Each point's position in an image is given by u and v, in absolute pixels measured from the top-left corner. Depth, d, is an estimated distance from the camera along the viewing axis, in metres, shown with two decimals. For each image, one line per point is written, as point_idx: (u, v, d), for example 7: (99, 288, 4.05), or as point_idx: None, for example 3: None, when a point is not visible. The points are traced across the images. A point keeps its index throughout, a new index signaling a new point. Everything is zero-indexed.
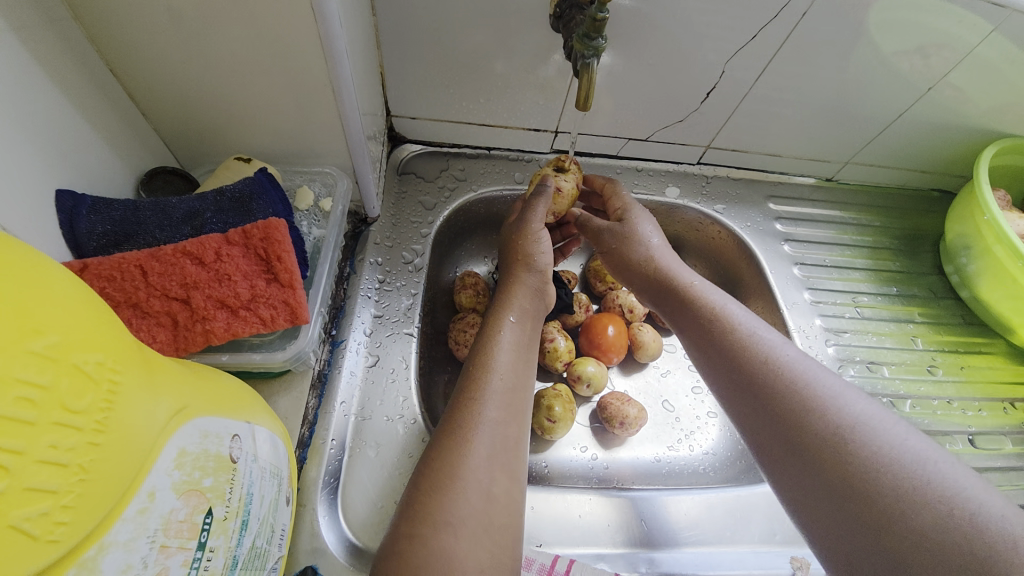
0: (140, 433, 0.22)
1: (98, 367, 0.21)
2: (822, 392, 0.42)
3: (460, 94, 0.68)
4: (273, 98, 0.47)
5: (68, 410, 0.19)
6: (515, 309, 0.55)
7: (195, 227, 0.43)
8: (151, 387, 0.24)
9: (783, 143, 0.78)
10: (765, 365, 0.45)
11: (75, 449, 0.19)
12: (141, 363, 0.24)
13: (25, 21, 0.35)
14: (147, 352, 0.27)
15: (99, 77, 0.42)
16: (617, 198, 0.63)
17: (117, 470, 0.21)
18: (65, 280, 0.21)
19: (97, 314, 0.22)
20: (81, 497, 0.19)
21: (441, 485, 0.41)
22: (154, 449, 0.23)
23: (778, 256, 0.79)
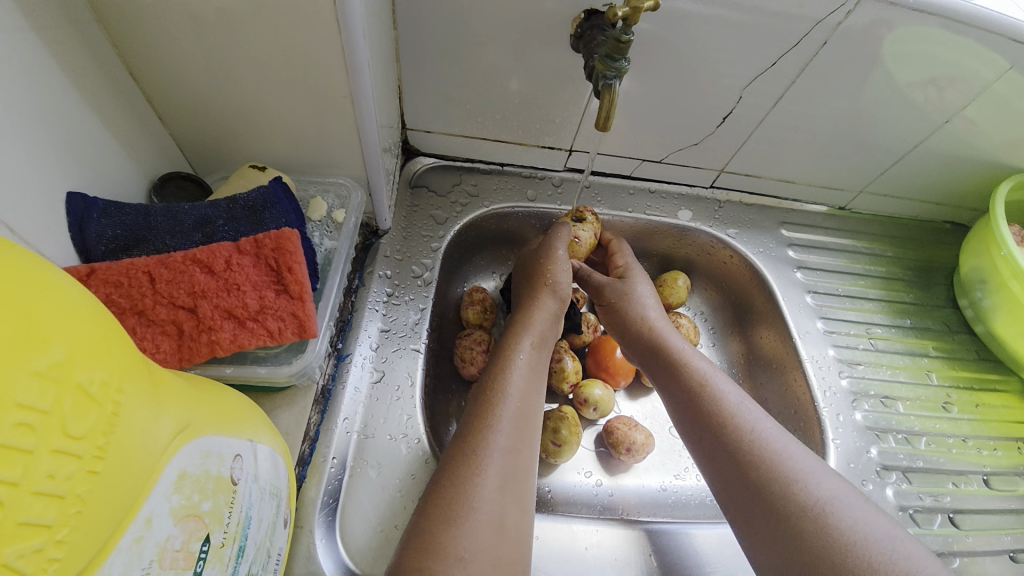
0: (142, 458, 0.21)
1: (102, 388, 0.20)
2: (795, 469, 0.43)
3: (476, 109, 0.68)
4: (291, 107, 0.47)
5: (69, 435, 0.18)
6: (533, 333, 0.54)
7: (206, 234, 0.42)
8: (156, 407, 0.23)
9: (797, 169, 0.77)
10: (745, 443, 0.46)
11: (72, 477, 0.18)
12: (147, 380, 0.23)
13: (46, 22, 0.34)
14: (152, 365, 0.26)
15: (119, 81, 0.42)
16: (621, 255, 0.65)
17: (114, 499, 0.20)
18: (74, 289, 0.20)
19: (106, 326, 0.21)
20: (76, 530, 0.18)
21: (451, 515, 0.41)
22: (154, 473, 0.22)
23: (791, 283, 0.78)
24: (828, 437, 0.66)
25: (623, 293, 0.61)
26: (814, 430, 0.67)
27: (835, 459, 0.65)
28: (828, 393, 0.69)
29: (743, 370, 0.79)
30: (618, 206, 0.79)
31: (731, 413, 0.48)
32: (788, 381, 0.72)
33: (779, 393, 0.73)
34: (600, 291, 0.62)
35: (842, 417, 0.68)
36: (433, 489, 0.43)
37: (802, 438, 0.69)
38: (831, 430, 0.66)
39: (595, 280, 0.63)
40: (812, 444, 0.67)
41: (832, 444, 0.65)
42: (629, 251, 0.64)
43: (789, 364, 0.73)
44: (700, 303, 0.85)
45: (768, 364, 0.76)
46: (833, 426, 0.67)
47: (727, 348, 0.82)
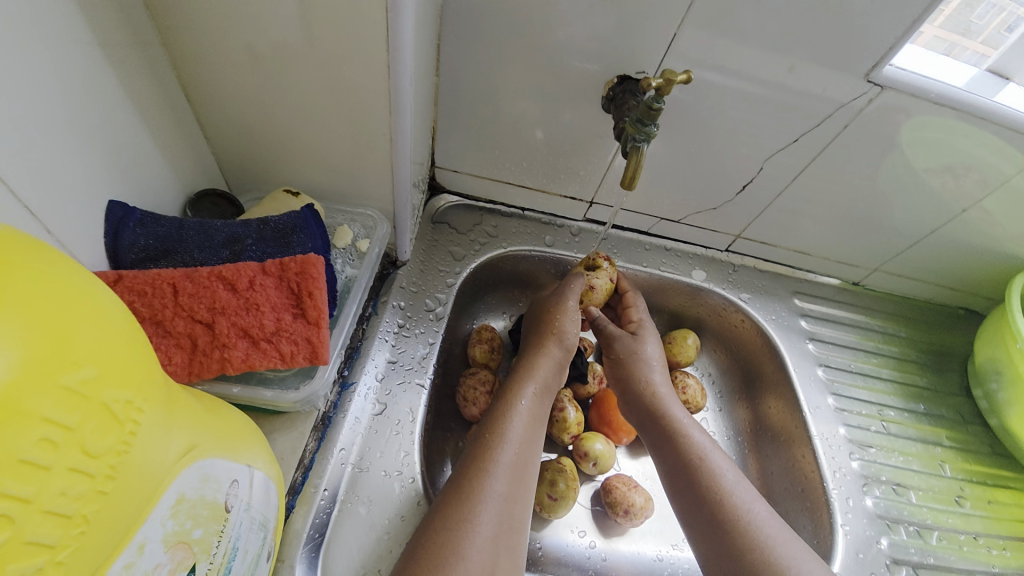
0: (148, 480, 0.21)
1: (124, 407, 0.20)
2: (786, 558, 0.45)
3: (505, 155, 0.70)
4: (331, 139, 0.49)
5: (85, 454, 0.18)
6: (536, 379, 0.53)
7: (234, 252, 0.43)
8: (169, 427, 0.23)
9: (813, 242, 0.78)
10: (735, 525, 0.48)
11: (83, 497, 0.18)
12: (164, 398, 0.23)
13: (116, 42, 0.36)
14: (168, 381, 0.26)
15: (173, 99, 0.44)
16: (635, 309, 0.64)
17: (118, 521, 0.20)
18: (112, 305, 0.21)
19: (136, 344, 0.21)
20: (76, 552, 0.18)
21: (440, 560, 0.39)
22: (156, 497, 0.22)
23: (802, 354, 0.77)
24: (836, 522, 0.63)
25: (632, 351, 0.60)
26: (821, 512, 0.65)
27: (843, 548, 0.62)
28: (837, 474, 0.67)
29: (749, 439, 0.77)
30: (633, 260, 0.80)
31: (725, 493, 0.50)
32: (796, 457, 0.70)
33: (786, 468, 0.71)
34: (610, 345, 0.61)
35: (852, 501, 0.65)
36: (423, 530, 0.41)
37: (809, 520, 0.66)
38: (840, 514, 0.64)
39: (608, 330, 0.62)
40: (819, 527, 0.64)
41: (840, 531, 0.63)
42: (642, 308, 0.64)
43: (797, 439, 0.71)
44: (708, 363, 0.83)
45: (776, 436, 0.74)
46: (842, 511, 0.64)
47: (734, 414, 0.79)
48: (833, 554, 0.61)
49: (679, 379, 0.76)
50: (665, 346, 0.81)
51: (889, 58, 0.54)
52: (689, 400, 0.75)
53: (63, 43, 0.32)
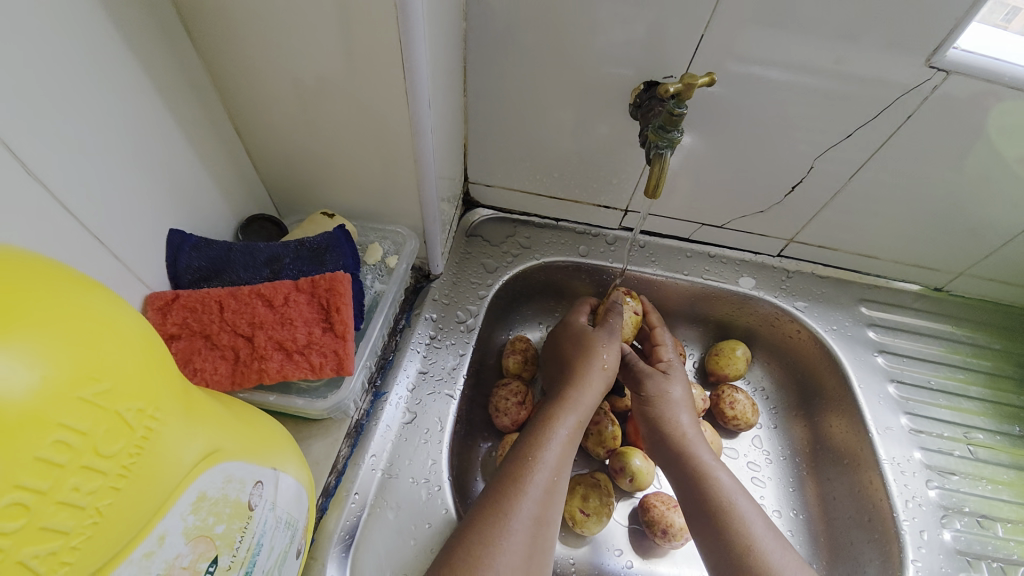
0: (163, 479, 0.24)
1: (137, 414, 0.22)
2: None
3: (535, 167, 0.71)
4: (364, 161, 0.52)
5: (98, 455, 0.21)
6: (578, 410, 0.51)
7: (273, 271, 0.47)
8: (184, 432, 0.26)
9: (880, 243, 0.71)
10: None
11: (95, 492, 0.20)
12: (180, 406, 0.26)
13: (171, 88, 0.42)
14: (192, 389, 0.29)
15: (223, 132, 0.50)
16: (664, 349, 0.63)
17: (130, 515, 0.22)
18: (130, 321, 0.23)
19: (149, 356, 0.24)
20: (90, 539, 0.21)
21: (473, 571, 0.39)
22: (172, 494, 0.25)
23: (870, 368, 0.69)
24: (907, 556, 0.56)
25: (662, 392, 0.59)
26: (891, 545, 0.57)
27: None
28: (910, 504, 0.59)
29: (808, 460, 0.70)
30: (673, 267, 0.77)
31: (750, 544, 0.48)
32: (862, 482, 0.63)
33: (850, 492, 0.64)
34: (640, 382, 0.60)
35: (927, 535, 0.57)
36: (458, 537, 0.41)
37: (876, 554, 0.58)
38: (912, 548, 0.56)
39: (638, 368, 0.61)
40: (888, 563, 0.57)
41: (911, 567, 0.55)
42: (671, 348, 0.63)
43: (863, 462, 0.63)
44: (761, 376, 0.78)
45: (839, 458, 0.67)
46: (914, 544, 0.56)
47: (789, 431, 0.73)
48: None
49: (726, 393, 0.72)
50: (711, 357, 0.77)
51: (951, 40, 0.49)
52: (737, 416, 0.71)
53: (117, 88, 0.37)
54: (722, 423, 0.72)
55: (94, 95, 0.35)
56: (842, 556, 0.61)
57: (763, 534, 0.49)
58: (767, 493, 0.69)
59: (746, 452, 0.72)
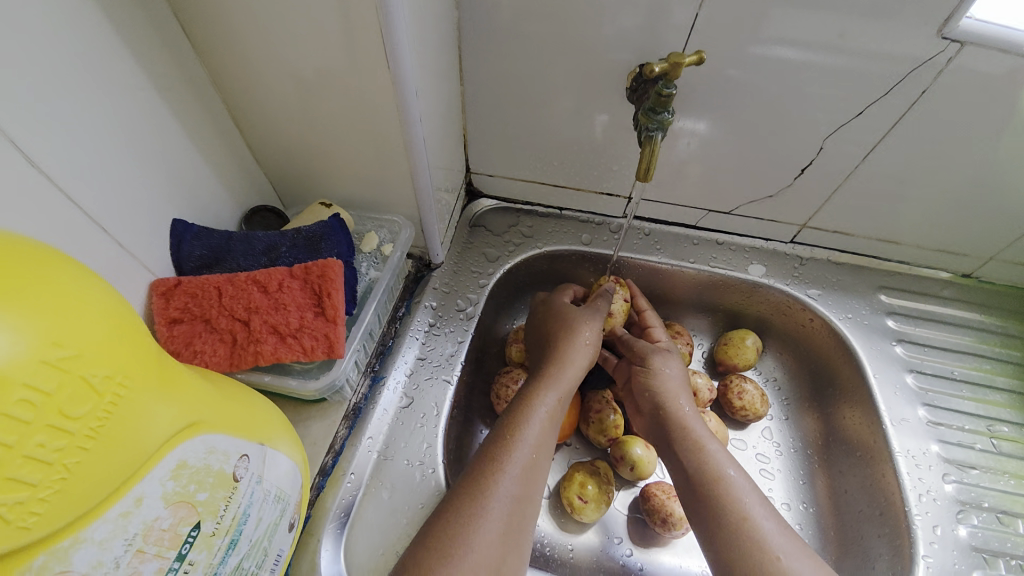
0: (136, 444, 0.26)
1: (105, 380, 0.24)
2: None
3: (536, 155, 0.70)
4: (359, 151, 0.53)
5: (65, 416, 0.22)
6: (559, 388, 0.52)
7: (271, 258, 0.49)
8: (157, 401, 0.27)
9: (901, 226, 0.67)
10: (752, 554, 0.44)
11: (63, 451, 0.22)
12: (154, 377, 0.28)
13: (168, 85, 0.45)
14: (171, 363, 0.30)
15: (223, 126, 0.52)
16: (656, 330, 0.64)
17: (101, 473, 0.24)
18: (100, 295, 0.25)
19: (120, 327, 0.26)
20: (59, 492, 0.22)
21: (449, 550, 0.39)
22: (147, 459, 0.26)
23: (887, 358, 0.66)
24: (918, 552, 0.53)
25: (664, 369, 0.59)
26: (903, 541, 0.54)
27: None
28: (924, 498, 0.56)
29: (819, 452, 0.68)
30: (680, 255, 0.74)
31: (743, 517, 0.46)
32: (876, 475, 0.60)
33: (863, 486, 0.61)
34: (643, 358, 0.59)
35: (940, 530, 0.54)
36: (437, 516, 0.42)
37: (887, 549, 0.56)
38: (923, 544, 0.53)
39: (639, 346, 0.60)
40: (898, 558, 0.54)
41: (922, 563, 0.52)
42: (662, 330, 0.64)
43: (877, 455, 0.60)
44: (773, 367, 0.75)
45: (852, 450, 0.64)
46: (926, 540, 0.54)
47: (801, 423, 0.71)
48: None
49: (734, 383, 0.70)
50: (720, 347, 0.75)
51: (963, 10, 0.46)
52: (745, 406, 0.69)
53: (113, 85, 0.40)
54: (730, 414, 0.70)
55: (92, 92, 0.38)
56: (852, 550, 0.59)
57: (758, 511, 0.46)
58: (775, 485, 0.67)
59: (755, 444, 0.70)
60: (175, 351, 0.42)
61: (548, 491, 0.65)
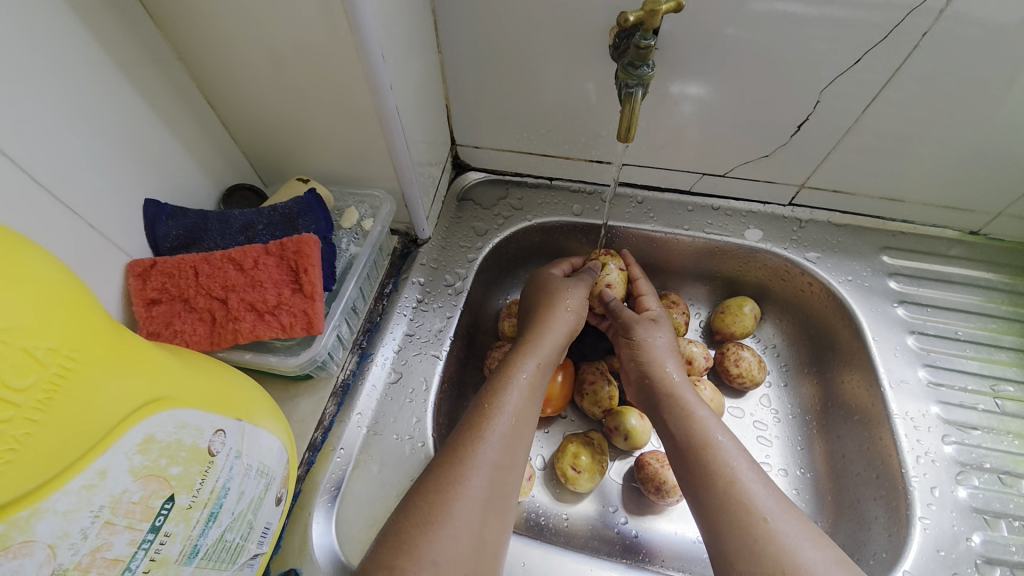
0: (95, 416, 0.26)
1: (50, 352, 0.24)
2: (802, 561, 0.40)
3: (521, 125, 0.68)
4: (334, 125, 0.52)
5: (10, 387, 0.23)
6: (538, 354, 0.53)
7: (248, 237, 0.49)
8: (111, 374, 0.28)
9: (905, 184, 0.64)
10: (740, 515, 0.43)
11: (12, 421, 0.22)
12: (107, 351, 0.28)
13: (130, 61, 0.43)
14: (131, 337, 0.31)
15: (195, 103, 0.51)
16: (648, 299, 0.65)
17: (55, 445, 0.24)
18: (44, 267, 0.25)
19: (65, 301, 0.26)
20: (12, 463, 0.23)
21: (429, 519, 0.39)
22: (106, 432, 0.27)
23: (888, 320, 0.64)
24: (914, 514, 0.52)
25: (650, 338, 0.59)
26: (899, 503, 0.53)
27: (919, 543, 0.50)
28: (922, 459, 0.55)
29: (818, 418, 0.67)
30: (673, 223, 0.72)
31: (730, 480, 0.45)
32: (873, 438, 0.59)
33: (860, 450, 0.60)
34: (628, 329, 0.59)
35: (938, 492, 0.53)
36: (417, 486, 0.42)
37: (883, 511, 0.55)
38: (919, 505, 0.52)
39: (624, 316, 0.60)
40: (894, 520, 0.53)
41: (918, 525, 0.51)
42: (655, 299, 0.65)
43: (875, 418, 0.59)
44: (772, 334, 0.74)
45: (850, 414, 0.63)
46: (922, 501, 0.52)
47: (799, 389, 0.70)
48: (908, 549, 0.50)
49: (730, 350, 0.69)
50: (717, 315, 0.73)
51: None
52: (741, 374, 0.68)
53: (72, 62, 0.39)
54: (727, 381, 0.69)
55: (49, 71, 0.37)
56: (848, 513, 0.58)
57: (748, 476, 0.46)
58: (772, 452, 0.66)
59: (753, 411, 0.69)
60: (156, 331, 0.42)
61: (542, 462, 0.65)
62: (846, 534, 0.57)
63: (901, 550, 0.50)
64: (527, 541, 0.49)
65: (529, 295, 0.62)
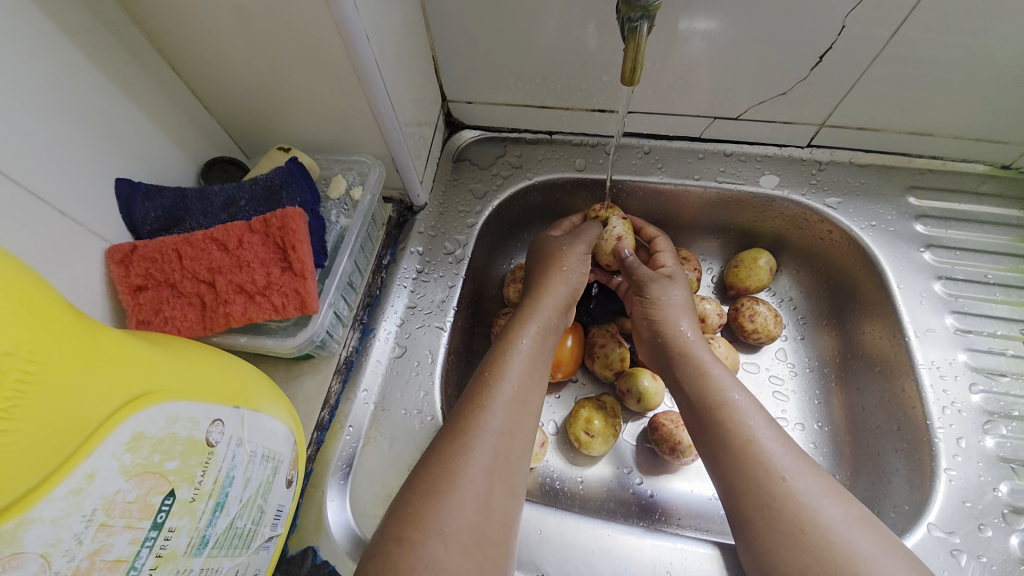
0: (72, 419, 0.25)
1: (8, 358, 0.23)
2: (823, 518, 0.38)
3: (515, 75, 0.62)
4: (310, 85, 0.48)
5: None
6: (539, 319, 0.51)
7: (231, 214, 0.47)
8: (83, 373, 0.26)
9: (936, 116, 0.59)
10: (758, 474, 0.42)
11: None
12: (75, 349, 0.26)
13: (80, 26, 0.39)
14: (102, 330, 0.29)
15: (156, 69, 0.47)
16: (664, 255, 0.61)
17: (31, 454, 0.23)
18: None
19: (20, 300, 0.24)
20: None
21: (435, 489, 0.38)
22: (88, 435, 0.25)
23: (914, 265, 0.60)
24: (939, 466, 0.50)
25: (665, 296, 0.56)
26: (922, 455, 0.52)
27: (944, 494, 0.49)
28: (947, 411, 0.53)
29: (837, 370, 0.65)
30: (683, 173, 0.68)
31: (748, 439, 0.43)
32: (895, 389, 0.57)
33: (882, 402, 0.58)
34: (642, 287, 0.57)
35: (963, 443, 0.51)
36: (424, 457, 0.41)
37: (904, 463, 0.53)
38: (945, 457, 0.50)
39: (640, 273, 0.57)
40: (916, 472, 0.52)
41: (943, 477, 0.50)
42: (671, 254, 0.61)
43: (897, 369, 0.57)
44: (788, 287, 0.71)
45: (871, 365, 0.61)
46: (948, 453, 0.51)
47: (817, 342, 0.68)
48: (932, 501, 0.49)
49: (745, 306, 0.66)
50: (731, 270, 0.70)
51: None
52: (757, 329, 0.65)
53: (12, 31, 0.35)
54: (742, 337, 0.67)
55: None
56: (869, 466, 0.57)
57: (766, 433, 0.44)
58: (789, 406, 0.65)
59: (769, 366, 0.68)
60: (144, 319, 0.40)
61: (555, 427, 0.65)
62: (866, 486, 0.56)
63: (925, 503, 0.49)
64: (543, 509, 0.49)
65: (532, 257, 0.60)
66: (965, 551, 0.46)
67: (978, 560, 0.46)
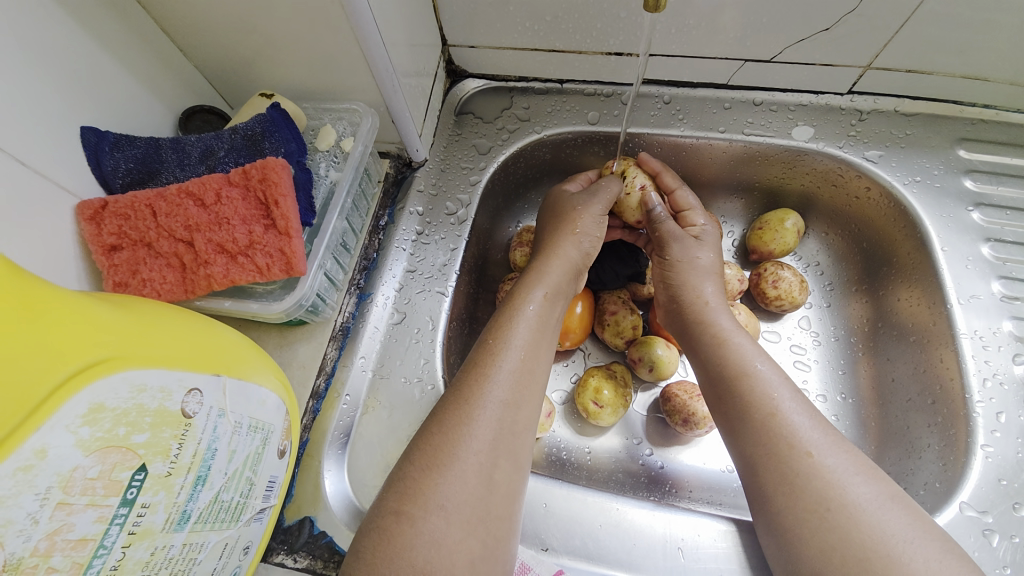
0: (9, 390, 0.22)
1: None
2: (853, 497, 0.35)
3: (522, 14, 0.56)
4: (290, 20, 0.42)
5: None
6: (546, 284, 0.47)
7: (210, 166, 0.43)
8: (18, 338, 0.23)
9: (1001, 57, 0.52)
10: (778, 450, 0.38)
11: None
12: (6, 312, 0.23)
13: None
14: (47, 287, 0.26)
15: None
16: (693, 214, 0.56)
17: None
18: None
19: None
20: None
21: (435, 462, 0.36)
22: (32, 410, 0.23)
23: (961, 226, 0.55)
24: (975, 441, 0.47)
25: (689, 257, 0.52)
26: (957, 430, 0.48)
27: (979, 472, 0.45)
28: (988, 382, 0.48)
29: (865, 339, 0.61)
30: (706, 124, 0.61)
31: (770, 413, 0.40)
32: (931, 360, 0.53)
33: (914, 374, 0.55)
34: (664, 246, 0.53)
35: (1004, 417, 0.47)
36: (424, 427, 0.38)
37: (936, 438, 0.50)
38: (982, 432, 0.47)
39: (665, 229, 0.53)
40: (949, 448, 0.48)
41: (979, 453, 0.46)
42: (702, 212, 0.56)
43: (935, 338, 0.53)
44: (816, 251, 0.67)
45: (904, 335, 0.57)
46: (985, 428, 0.47)
47: (845, 309, 0.63)
48: (965, 478, 0.46)
49: (767, 271, 0.62)
50: (754, 232, 0.65)
51: None
52: (780, 296, 0.61)
53: None
54: (763, 305, 0.63)
55: None
56: (896, 440, 0.54)
57: (790, 406, 0.40)
58: (811, 376, 0.62)
59: (791, 334, 0.64)
60: (122, 282, 0.38)
61: (562, 397, 0.62)
62: (892, 462, 0.53)
63: (957, 481, 0.46)
64: (549, 481, 0.47)
65: (542, 218, 0.56)
66: (999, 533, 0.43)
67: (1012, 541, 0.42)
